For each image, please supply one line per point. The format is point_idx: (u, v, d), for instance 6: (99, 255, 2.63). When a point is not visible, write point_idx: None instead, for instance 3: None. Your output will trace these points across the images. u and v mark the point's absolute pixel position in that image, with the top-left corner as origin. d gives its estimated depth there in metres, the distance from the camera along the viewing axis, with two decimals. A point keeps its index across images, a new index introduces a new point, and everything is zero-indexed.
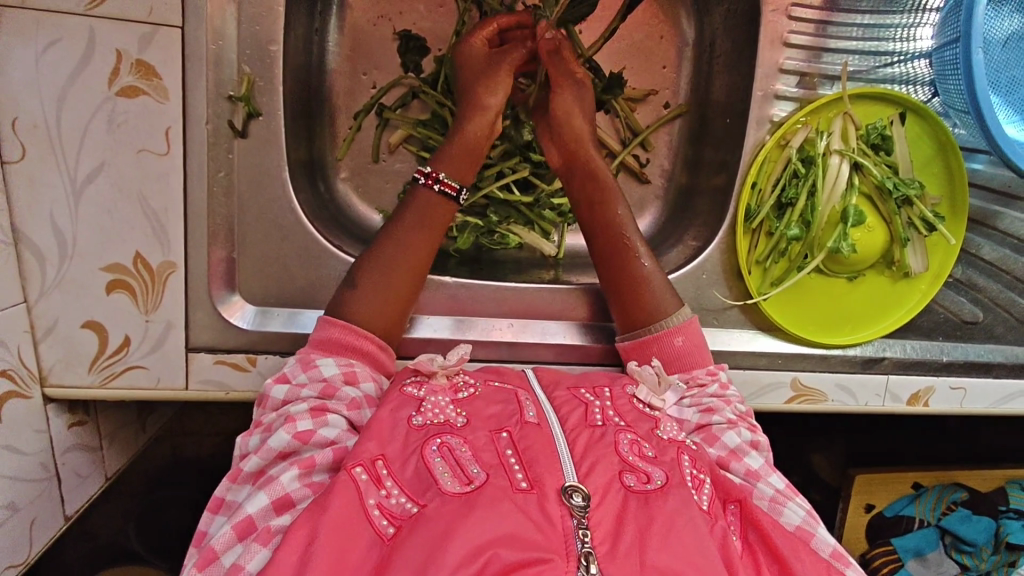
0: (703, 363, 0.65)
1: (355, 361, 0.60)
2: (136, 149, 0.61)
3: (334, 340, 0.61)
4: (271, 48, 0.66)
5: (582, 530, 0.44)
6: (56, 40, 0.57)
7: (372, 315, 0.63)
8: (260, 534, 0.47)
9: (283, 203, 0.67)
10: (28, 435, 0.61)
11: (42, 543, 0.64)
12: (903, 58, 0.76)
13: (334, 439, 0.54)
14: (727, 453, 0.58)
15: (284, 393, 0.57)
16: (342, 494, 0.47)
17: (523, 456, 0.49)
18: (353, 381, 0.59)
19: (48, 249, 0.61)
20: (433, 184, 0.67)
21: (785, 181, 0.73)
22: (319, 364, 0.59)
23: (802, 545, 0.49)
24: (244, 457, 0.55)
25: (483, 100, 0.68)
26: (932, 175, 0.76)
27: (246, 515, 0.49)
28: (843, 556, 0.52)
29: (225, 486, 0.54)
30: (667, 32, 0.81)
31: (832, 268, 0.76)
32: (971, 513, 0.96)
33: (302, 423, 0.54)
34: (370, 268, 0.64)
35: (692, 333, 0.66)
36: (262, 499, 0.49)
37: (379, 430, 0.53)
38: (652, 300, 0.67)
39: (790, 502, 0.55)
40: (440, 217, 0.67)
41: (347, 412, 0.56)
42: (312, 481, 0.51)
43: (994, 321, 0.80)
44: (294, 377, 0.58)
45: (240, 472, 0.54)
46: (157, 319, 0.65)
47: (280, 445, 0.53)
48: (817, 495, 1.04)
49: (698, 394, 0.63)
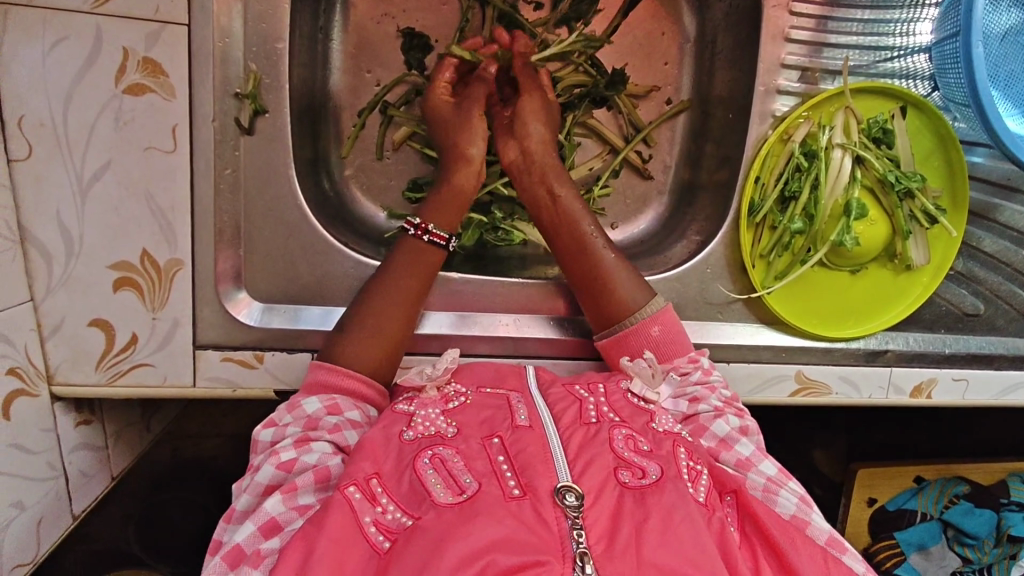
0: (684, 351, 0.66)
1: (339, 396, 0.60)
2: (143, 147, 0.61)
3: (321, 382, 0.61)
4: (278, 46, 0.66)
5: (577, 531, 0.44)
6: (63, 37, 0.57)
7: (361, 355, 0.63)
8: (250, 559, 0.48)
9: (290, 200, 0.67)
10: (35, 434, 0.61)
11: (49, 542, 0.64)
12: (903, 53, 0.76)
13: (317, 463, 0.54)
14: (717, 443, 0.59)
15: (272, 435, 0.57)
16: (338, 511, 0.47)
17: (515, 462, 0.49)
18: (337, 411, 0.59)
19: (55, 247, 0.61)
20: (422, 234, 0.67)
21: (787, 175, 0.74)
22: (303, 403, 0.59)
23: (797, 533, 0.49)
24: (237, 497, 0.55)
25: (466, 151, 0.70)
26: (932, 170, 0.77)
27: (235, 544, 0.49)
28: (838, 541, 0.52)
29: (222, 527, 0.54)
30: (669, 28, 0.81)
31: (836, 262, 0.77)
32: (974, 506, 0.97)
33: (285, 453, 0.54)
34: (358, 310, 0.64)
35: (668, 322, 0.66)
36: (249, 527, 0.50)
37: (372, 448, 0.53)
38: (621, 290, 0.68)
39: (783, 490, 0.56)
40: (424, 266, 0.67)
41: (330, 436, 0.56)
42: (299, 503, 0.52)
43: (994, 313, 0.81)
44: (280, 420, 0.58)
45: (234, 511, 0.54)
46: (164, 317, 0.65)
47: (267, 478, 0.53)
48: (819, 490, 1.05)
49: (683, 383, 0.64)
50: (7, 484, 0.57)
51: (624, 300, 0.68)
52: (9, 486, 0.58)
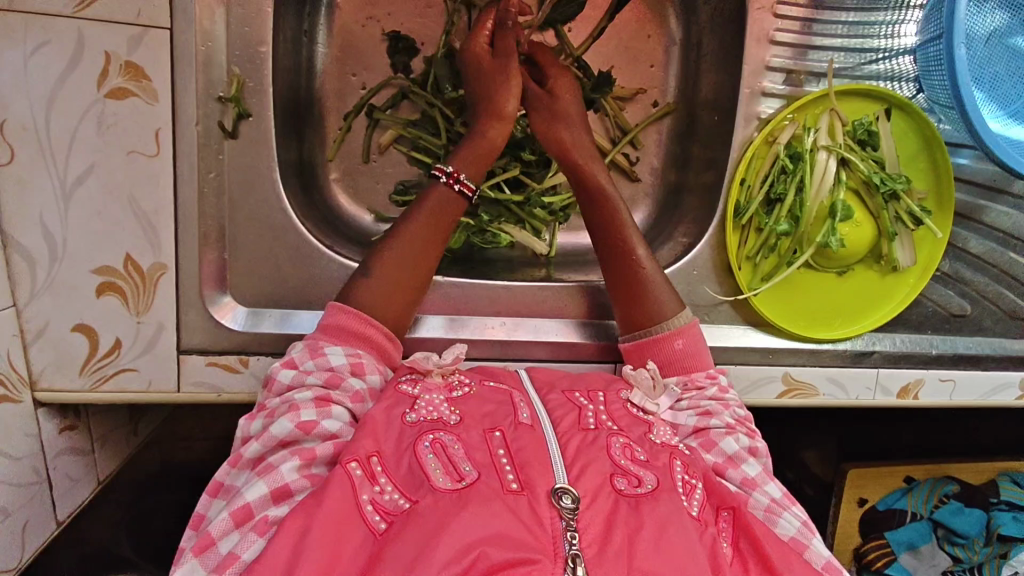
0: (703, 367, 0.66)
1: (363, 352, 0.60)
2: (126, 151, 0.61)
3: (342, 326, 0.60)
4: (261, 50, 0.66)
5: (571, 533, 0.44)
6: (44, 42, 0.57)
7: (377, 301, 0.62)
8: (257, 526, 0.47)
9: (275, 204, 0.67)
10: (18, 439, 0.61)
11: (33, 548, 0.64)
12: (887, 55, 0.77)
13: (336, 433, 0.53)
14: (724, 460, 0.59)
15: (290, 377, 0.57)
16: (338, 485, 0.47)
17: (515, 459, 0.49)
18: (359, 371, 0.58)
19: (37, 252, 0.61)
20: (452, 183, 0.66)
21: (773, 177, 0.74)
22: (327, 352, 0.58)
23: (794, 555, 0.49)
24: (245, 441, 0.54)
25: (501, 106, 0.68)
26: (917, 171, 0.77)
27: (245, 503, 0.49)
28: (834, 568, 0.53)
29: (224, 469, 0.54)
30: (655, 31, 0.81)
31: (822, 263, 0.77)
32: (963, 505, 0.97)
33: (306, 413, 0.53)
34: (378, 255, 0.64)
35: (691, 336, 0.66)
36: (261, 488, 0.49)
37: (373, 427, 0.52)
38: (654, 293, 0.68)
39: (786, 513, 0.56)
40: (446, 215, 0.66)
41: (350, 404, 0.56)
42: (310, 473, 0.51)
43: (981, 313, 0.81)
44: (302, 364, 0.57)
45: (241, 457, 0.53)
46: (149, 322, 0.64)
47: (283, 433, 0.52)
48: (810, 491, 1.05)
49: (697, 397, 0.64)
50: None
51: (656, 306, 0.68)
52: None
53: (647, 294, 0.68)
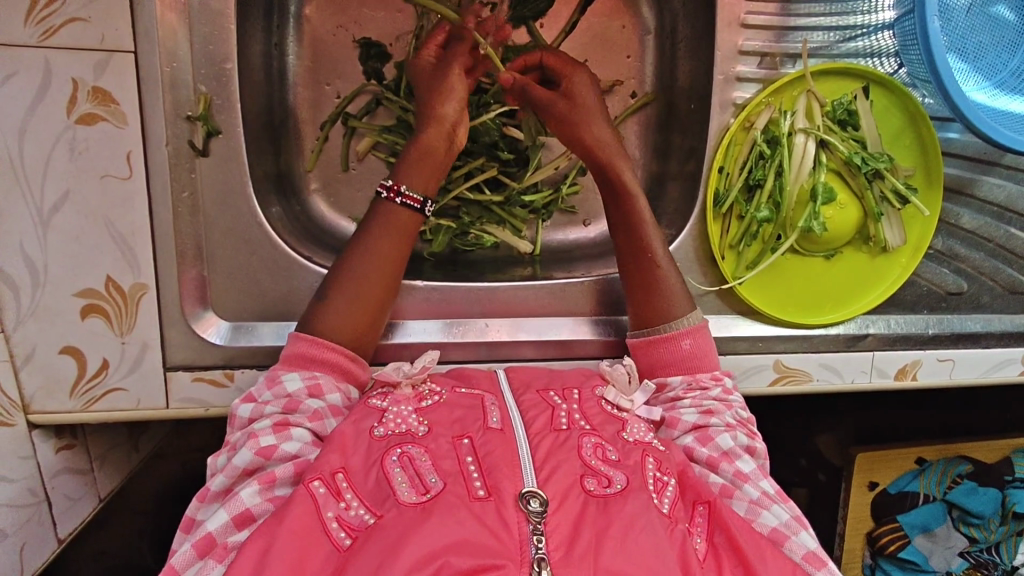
0: (709, 368, 0.65)
1: (321, 373, 0.61)
2: (99, 175, 0.62)
3: (302, 354, 0.61)
4: (226, 67, 0.66)
5: (538, 536, 0.44)
6: (11, 72, 0.58)
7: (340, 326, 0.62)
8: (217, 551, 0.48)
9: (251, 218, 0.68)
10: (13, 462, 0.62)
11: (34, 567, 0.65)
12: (866, 31, 0.74)
13: (298, 453, 0.54)
14: (718, 454, 0.59)
15: (250, 411, 0.57)
16: (300, 506, 0.47)
17: (482, 464, 0.49)
18: (317, 393, 0.59)
19: (20, 279, 0.62)
20: (394, 197, 0.66)
21: (751, 164, 0.73)
22: (283, 380, 0.59)
23: (768, 547, 0.48)
24: (213, 475, 0.55)
25: (438, 111, 0.67)
26: (904, 147, 0.75)
27: (207, 533, 0.50)
28: (817, 557, 0.52)
29: (195, 505, 0.55)
30: (629, 21, 0.80)
31: (806, 247, 0.75)
32: (977, 485, 0.96)
33: (265, 439, 0.54)
34: (333, 279, 0.64)
35: (700, 337, 0.66)
36: (222, 516, 0.50)
37: (341, 442, 0.53)
38: (668, 288, 0.68)
39: (774, 506, 0.55)
40: (402, 224, 0.66)
41: (310, 424, 0.56)
42: (274, 495, 0.52)
43: (979, 290, 0.79)
44: (259, 396, 0.59)
45: (208, 491, 0.54)
46: (133, 341, 0.66)
47: (244, 463, 0.53)
48: (823, 476, 1.01)
49: (701, 396, 0.63)
50: None
51: (666, 301, 0.67)
52: None
53: (660, 287, 0.68)
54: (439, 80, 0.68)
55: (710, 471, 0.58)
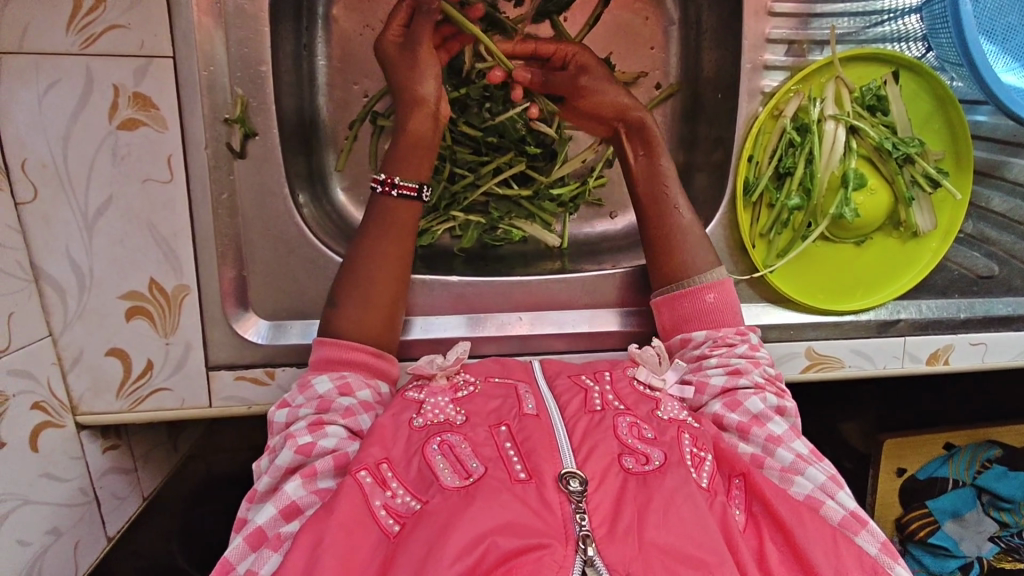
0: (733, 323, 0.66)
1: (350, 373, 0.62)
2: (141, 179, 0.63)
3: (330, 358, 0.62)
4: (261, 70, 0.68)
5: (580, 514, 0.45)
6: (55, 81, 0.59)
7: (358, 326, 0.63)
8: (271, 543, 0.50)
9: (288, 218, 0.69)
10: (65, 462, 0.64)
11: (86, 564, 0.67)
12: (892, 16, 0.75)
13: (335, 447, 0.55)
14: (749, 419, 0.58)
15: (286, 416, 0.58)
16: (347, 498, 0.48)
17: (521, 448, 0.50)
18: (349, 391, 0.60)
19: (66, 283, 0.63)
20: (389, 189, 0.67)
21: (781, 151, 0.73)
22: (315, 382, 0.60)
23: (807, 511, 0.50)
24: (258, 478, 0.56)
25: (419, 92, 0.68)
26: (933, 132, 0.75)
27: (256, 526, 0.51)
28: (856, 520, 0.52)
29: (246, 507, 0.56)
30: (652, 13, 0.80)
31: (838, 235, 0.76)
32: (1007, 470, 0.96)
33: (303, 438, 0.55)
34: (347, 279, 0.65)
35: (724, 292, 0.66)
36: (269, 510, 0.51)
37: (381, 434, 0.54)
38: (681, 248, 0.69)
39: (811, 467, 0.55)
40: (401, 219, 0.66)
41: (344, 421, 0.57)
42: (318, 487, 0.53)
43: (1011, 273, 0.79)
44: (294, 401, 0.59)
45: (256, 491, 0.55)
46: (177, 341, 0.67)
47: (286, 462, 0.54)
48: (849, 463, 1.00)
49: (728, 353, 0.63)
50: (40, 512, 0.60)
51: (682, 253, 0.68)
52: (43, 514, 0.61)
53: (675, 247, 0.69)
54: (409, 58, 0.67)
55: (742, 437, 0.58)
